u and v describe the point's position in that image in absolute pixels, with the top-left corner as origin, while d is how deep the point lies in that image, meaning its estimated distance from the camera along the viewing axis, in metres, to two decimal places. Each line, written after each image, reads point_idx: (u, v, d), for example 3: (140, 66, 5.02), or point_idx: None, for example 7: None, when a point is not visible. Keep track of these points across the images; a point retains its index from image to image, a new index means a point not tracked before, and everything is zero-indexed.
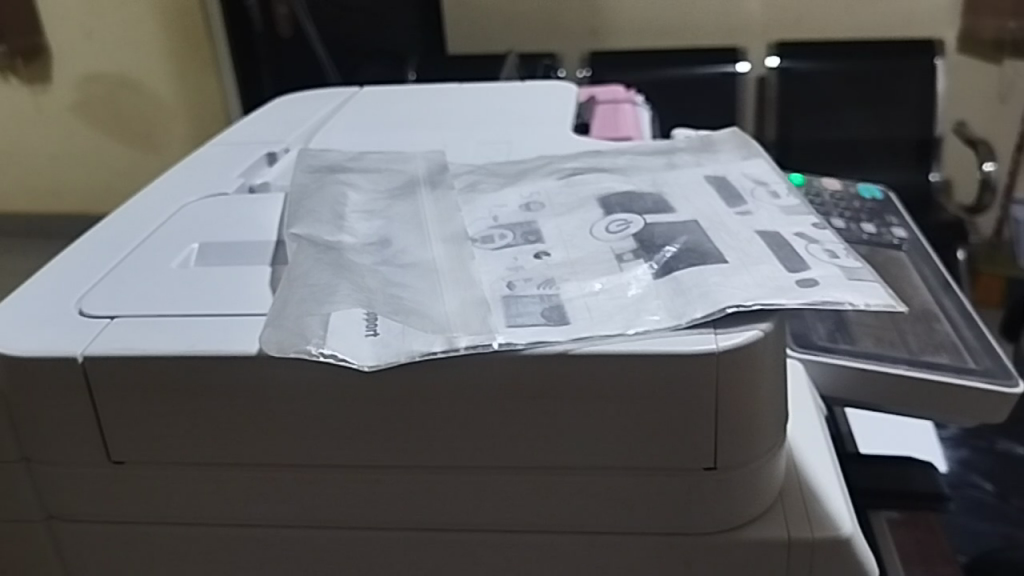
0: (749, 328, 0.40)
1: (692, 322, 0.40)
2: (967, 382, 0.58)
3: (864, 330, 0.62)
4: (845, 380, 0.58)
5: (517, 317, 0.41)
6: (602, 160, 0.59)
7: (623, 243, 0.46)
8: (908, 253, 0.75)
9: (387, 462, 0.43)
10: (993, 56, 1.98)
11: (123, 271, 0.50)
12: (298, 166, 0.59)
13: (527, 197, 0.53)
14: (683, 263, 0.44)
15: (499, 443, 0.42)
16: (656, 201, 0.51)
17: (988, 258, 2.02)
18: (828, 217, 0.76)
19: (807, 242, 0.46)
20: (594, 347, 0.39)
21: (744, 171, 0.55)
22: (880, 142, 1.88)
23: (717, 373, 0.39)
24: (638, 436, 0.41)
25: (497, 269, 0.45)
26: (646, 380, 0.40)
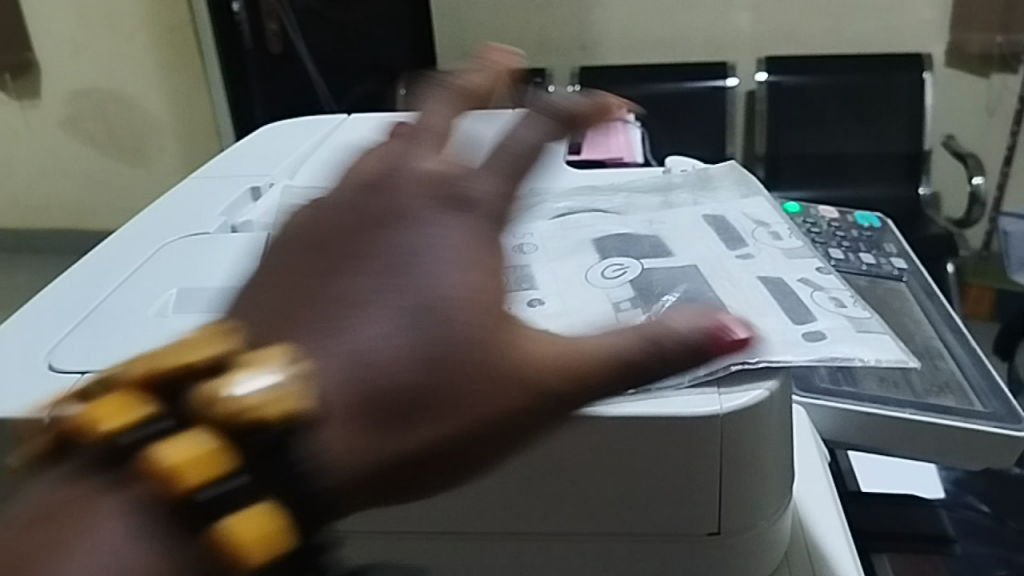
0: (755, 386, 0.38)
1: (694, 381, 0.38)
2: (974, 426, 0.56)
3: (867, 369, 0.60)
4: (848, 423, 0.56)
5: None
6: (597, 197, 0.57)
7: (618, 291, 0.44)
8: (909, 285, 0.73)
9: (368, 529, 0.41)
10: (981, 70, 1.97)
11: (102, 321, 0.48)
12: (282, 207, 0.57)
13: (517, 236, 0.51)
14: (684, 314, 0.42)
15: (488, 508, 0.40)
16: (654, 245, 0.49)
17: (978, 271, 1.99)
18: (827, 248, 0.75)
19: (811, 291, 0.44)
20: (591, 408, 0.38)
21: (744, 211, 0.54)
22: (869, 156, 1.87)
23: (721, 434, 0.37)
24: (639, 500, 0.39)
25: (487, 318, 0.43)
26: (647, 442, 0.38)
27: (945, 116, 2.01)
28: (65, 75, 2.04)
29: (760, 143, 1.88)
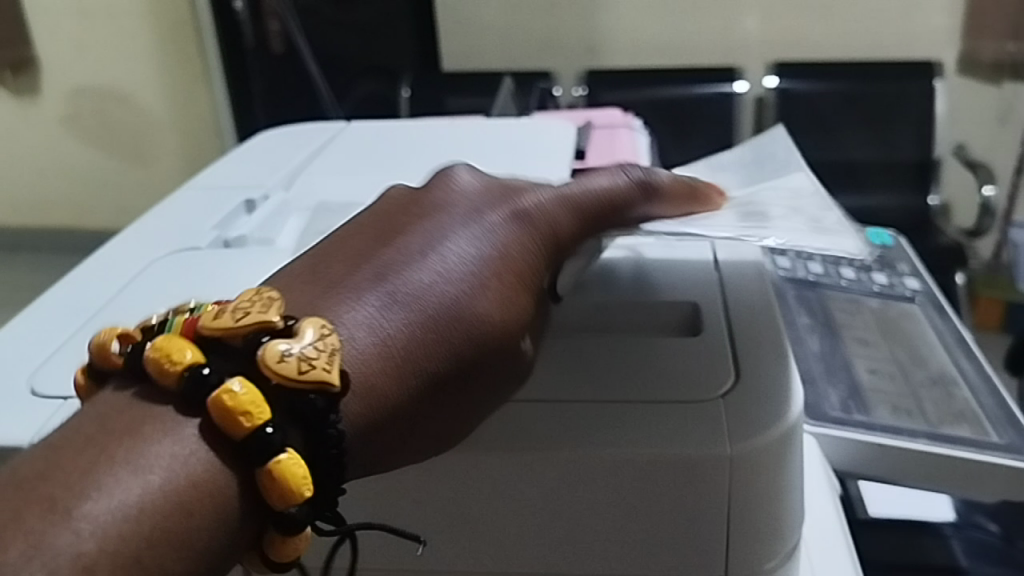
0: (760, 432, 0.40)
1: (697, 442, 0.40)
2: (990, 458, 0.54)
3: (878, 397, 0.58)
4: (860, 455, 0.54)
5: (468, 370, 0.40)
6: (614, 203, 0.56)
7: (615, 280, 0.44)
8: (921, 306, 0.71)
9: (407, 566, 0.44)
10: (993, 78, 1.95)
11: (97, 330, 0.47)
12: (307, 231, 0.56)
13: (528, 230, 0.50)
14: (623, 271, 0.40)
15: (510, 548, 0.42)
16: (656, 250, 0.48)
17: (987, 282, 1.95)
18: (838, 267, 0.73)
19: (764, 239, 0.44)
20: (604, 452, 0.40)
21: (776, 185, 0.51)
22: (878, 164, 1.84)
23: (730, 477, 0.40)
24: (652, 547, 0.42)
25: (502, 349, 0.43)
26: (664, 485, 0.40)
27: (956, 124, 1.99)
28: (67, 74, 2.02)
29: None
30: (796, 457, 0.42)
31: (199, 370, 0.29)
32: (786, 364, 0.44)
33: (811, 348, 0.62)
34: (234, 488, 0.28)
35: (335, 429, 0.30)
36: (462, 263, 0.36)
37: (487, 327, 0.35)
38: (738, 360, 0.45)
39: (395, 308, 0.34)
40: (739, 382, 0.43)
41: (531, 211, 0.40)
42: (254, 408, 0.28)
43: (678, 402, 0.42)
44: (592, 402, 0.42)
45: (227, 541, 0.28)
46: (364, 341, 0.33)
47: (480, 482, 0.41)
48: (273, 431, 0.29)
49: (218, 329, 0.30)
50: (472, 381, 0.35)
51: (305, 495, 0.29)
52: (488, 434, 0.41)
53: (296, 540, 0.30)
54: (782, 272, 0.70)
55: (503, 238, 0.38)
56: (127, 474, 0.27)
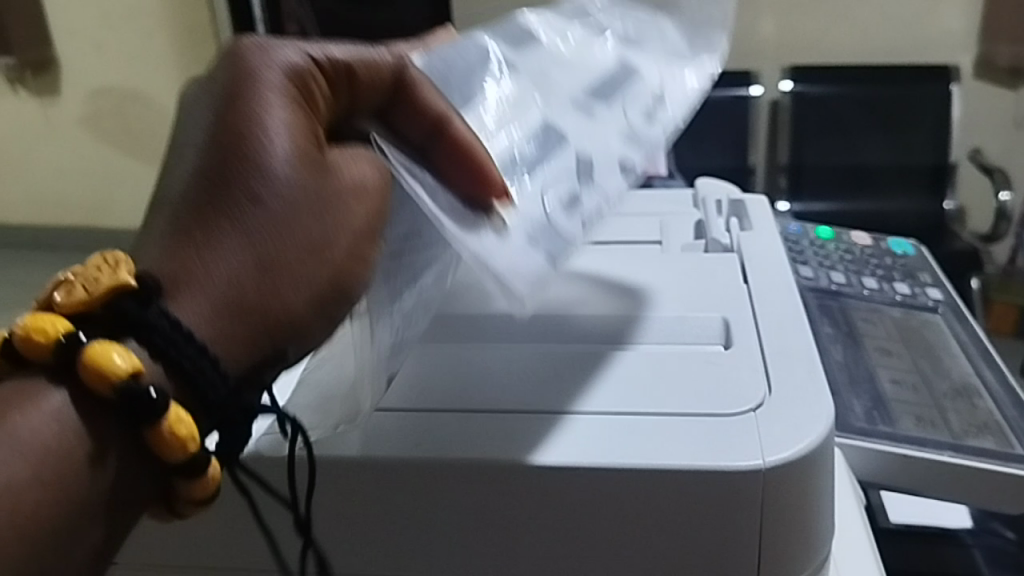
0: (794, 448, 0.41)
1: (734, 460, 0.40)
2: (1015, 471, 0.55)
3: (903, 408, 0.59)
4: (885, 466, 0.55)
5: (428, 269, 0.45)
6: (587, 50, 0.54)
7: (559, 160, 0.46)
8: (943, 316, 0.71)
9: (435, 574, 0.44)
10: (1008, 83, 1.95)
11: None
12: None
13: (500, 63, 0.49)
14: (538, 233, 0.42)
15: (541, 558, 0.43)
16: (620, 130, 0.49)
17: (1002, 287, 1.88)
18: (861, 277, 0.73)
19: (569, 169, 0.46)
20: (641, 467, 0.41)
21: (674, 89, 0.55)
22: (893, 169, 1.84)
23: (763, 491, 0.40)
24: (687, 561, 0.42)
25: (545, 378, 0.47)
26: (701, 500, 0.41)
27: (971, 129, 1.99)
28: (84, 76, 2.01)
29: (783, 153, 1.86)
30: (828, 471, 0.43)
31: (69, 335, 0.34)
32: (817, 378, 0.46)
33: (836, 358, 0.62)
34: (119, 440, 0.34)
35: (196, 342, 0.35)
36: (262, 134, 0.39)
37: (314, 184, 0.39)
38: (768, 375, 0.46)
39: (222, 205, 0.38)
40: (772, 398, 0.44)
41: (301, 60, 0.41)
42: (129, 368, 0.33)
43: (715, 417, 0.43)
44: (634, 417, 0.43)
45: (106, 466, 0.34)
46: (222, 254, 0.37)
47: (516, 492, 0.42)
48: (157, 394, 0.34)
49: (75, 305, 0.35)
50: (338, 223, 0.39)
51: (188, 449, 0.35)
52: (527, 446, 0.42)
53: (202, 466, 0.36)
54: (806, 280, 0.70)
55: (286, 95, 0.40)
56: (6, 427, 0.33)
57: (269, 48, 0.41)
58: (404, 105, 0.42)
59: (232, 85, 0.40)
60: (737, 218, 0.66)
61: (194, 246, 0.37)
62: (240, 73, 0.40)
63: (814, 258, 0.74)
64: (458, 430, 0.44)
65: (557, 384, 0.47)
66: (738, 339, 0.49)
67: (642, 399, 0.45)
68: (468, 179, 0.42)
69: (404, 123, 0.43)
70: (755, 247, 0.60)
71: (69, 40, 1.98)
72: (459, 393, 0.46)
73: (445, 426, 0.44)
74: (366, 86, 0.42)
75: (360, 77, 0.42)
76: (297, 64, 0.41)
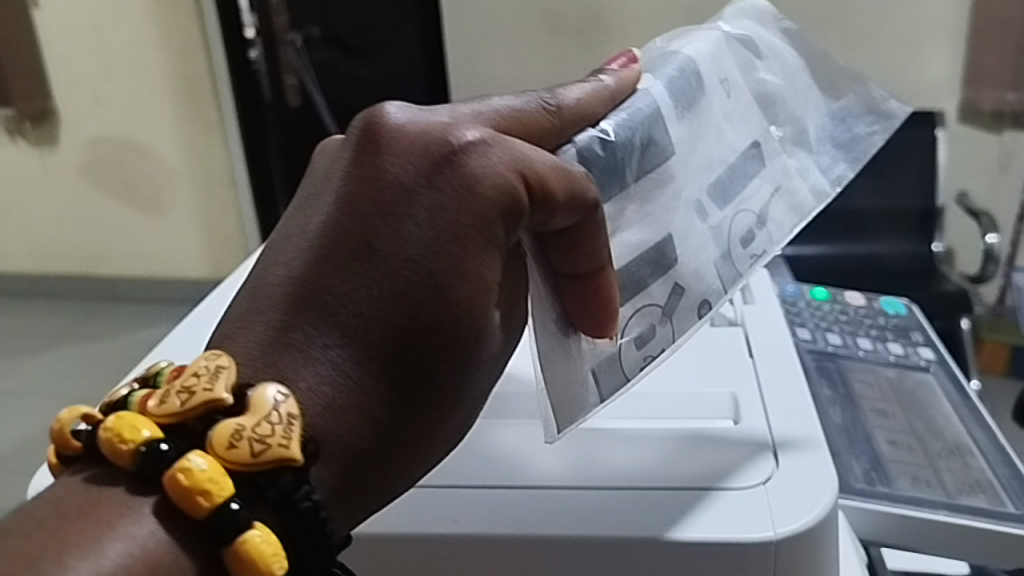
0: (806, 519, 0.44)
1: (750, 537, 0.44)
2: (1007, 528, 0.58)
3: (899, 467, 0.62)
4: (884, 525, 0.58)
5: (642, 343, 0.46)
6: (731, 113, 0.51)
7: (656, 292, 0.46)
8: (935, 374, 0.75)
9: None
10: (992, 127, 1.98)
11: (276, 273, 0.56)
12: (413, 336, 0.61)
13: (666, 132, 0.47)
14: (607, 371, 0.45)
15: None
16: (718, 250, 0.49)
17: (992, 325, 1.90)
18: (856, 338, 0.77)
19: (723, 259, 0.49)
20: (661, 534, 0.44)
21: (808, 179, 0.53)
22: (883, 213, 1.78)
23: (775, 559, 0.44)
24: None
25: (571, 456, 0.51)
26: (718, 565, 0.44)
27: (957, 172, 2.03)
28: (82, 125, 2.10)
29: None
30: (829, 539, 0.46)
31: (227, 506, 0.34)
32: (823, 451, 0.49)
33: (835, 419, 0.66)
34: (190, 567, 0.34)
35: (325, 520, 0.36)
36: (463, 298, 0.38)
37: (440, 311, 0.37)
38: (776, 451, 0.50)
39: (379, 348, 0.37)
40: (779, 472, 0.48)
41: (516, 183, 0.39)
42: (276, 569, 0.34)
43: (728, 491, 0.47)
44: (658, 489, 0.47)
45: None
46: (323, 368, 0.37)
47: (537, 557, 0.45)
48: (237, 506, 0.34)
49: (238, 463, 0.35)
50: (474, 390, 0.40)
51: (272, 562, 0.34)
52: (553, 518, 0.46)
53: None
54: (804, 342, 0.74)
55: (488, 235, 0.38)
56: (93, 554, 0.33)
57: (481, 153, 0.38)
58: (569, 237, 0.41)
59: (431, 211, 0.37)
60: (739, 290, 0.71)
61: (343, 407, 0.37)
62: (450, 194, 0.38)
63: (811, 320, 0.78)
64: (495, 504, 0.47)
65: (544, 460, 0.50)
66: (746, 417, 0.54)
67: (665, 473, 0.48)
68: (586, 318, 0.43)
69: (572, 259, 0.42)
70: (758, 321, 0.65)
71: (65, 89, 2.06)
72: (494, 469, 0.50)
73: (476, 501, 0.47)
74: (556, 216, 0.40)
75: (553, 189, 0.39)
76: (516, 193, 0.39)
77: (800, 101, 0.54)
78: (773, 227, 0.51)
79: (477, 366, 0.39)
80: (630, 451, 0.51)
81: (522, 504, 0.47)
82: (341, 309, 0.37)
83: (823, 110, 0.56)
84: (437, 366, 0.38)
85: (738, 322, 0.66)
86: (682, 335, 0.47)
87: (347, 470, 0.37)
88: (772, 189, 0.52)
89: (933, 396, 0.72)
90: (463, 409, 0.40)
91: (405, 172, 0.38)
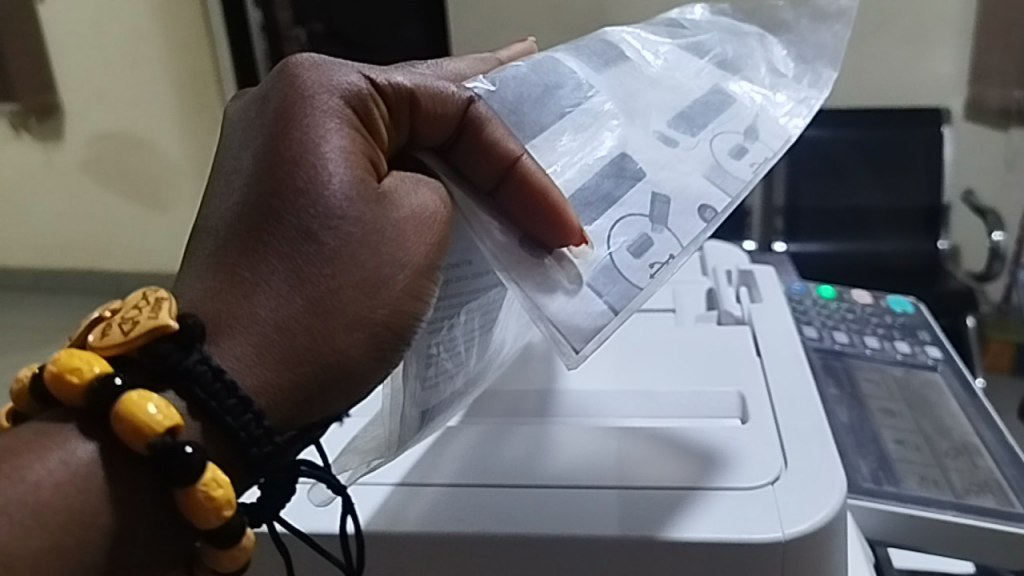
0: (813, 519, 0.44)
1: (758, 538, 0.43)
2: (1014, 528, 0.58)
3: (906, 467, 0.62)
4: (890, 525, 0.57)
5: (641, 249, 0.44)
6: (665, 74, 0.55)
7: (634, 205, 0.46)
8: (943, 374, 0.74)
9: None
10: (998, 125, 1.98)
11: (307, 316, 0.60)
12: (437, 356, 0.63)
13: (590, 87, 0.51)
14: (603, 279, 0.43)
15: None
16: (709, 163, 0.49)
17: (997, 324, 1.86)
18: (863, 336, 0.76)
19: (716, 170, 0.48)
20: (670, 534, 0.44)
21: (779, 104, 0.55)
22: (888, 211, 1.77)
23: (783, 560, 0.43)
24: None
25: (579, 448, 0.51)
26: (726, 566, 0.44)
27: (962, 172, 2.03)
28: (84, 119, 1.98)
29: (779, 193, 1.76)
30: (837, 542, 0.46)
31: (102, 377, 0.36)
32: (829, 450, 0.49)
33: (841, 418, 0.66)
34: (100, 464, 0.36)
35: (239, 394, 0.37)
36: (323, 159, 0.40)
37: (329, 192, 0.40)
38: (784, 451, 0.50)
39: (255, 219, 0.40)
40: (786, 471, 0.48)
41: (362, 83, 0.43)
42: (167, 425, 0.35)
43: (729, 490, 0.46)
44: (664, 488, 0.47)
45: (115, 511, 0.35)
46: (240, 282, 0.39)
47: (544, 557, 0.45)
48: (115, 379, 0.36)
49: (113, 346, 0.37)
50: (386, 262, 0.41)
51: (151, 408, 0.35)
52: (558, 518, 0.46)
53: (234, 538, 0.37)
54: (811, 341, 0.74)
55: (343, 119, 0.42)
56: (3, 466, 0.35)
57: (334, 72, 0.43)
58: (467, 139, 0.44)
59: (282, 107, 0.42)
60: (747, 288, 0.71)
61: (237, 277, 0.39)
62: (295, 91, 0.42)
63: (818, 318, 0.77)
64: (498, 503, 0.47)
65: (545, 459, 0.50)
66: (753, 415, 0.53)
67: (673, 471, 0.48)
68: (536, 224, 0.43)
69: (475, 171, 0.44)
70: (765, 319, 0.65)
71: (70, 82, 1.94)
72: (495, 467, 0.50)
73: (480, 501, 0.47)
74: (428, 117, 0.44)
75: (425, 100, 0.43)
76: (362, 89, 0.43)
77: (752, 50, 0.59)
78: (763, 144, 0.51)
79: (391, 248, 0.41)
80: (637, 448, 0.51)
81: (525, 501, 0.47)
82: (243, 223, 0.40)
83: (782, 51, 0.59)
84: (340, 246, 0.40)
85: (746, 320, 0.66)
86: (695, 239, 0.45)
87: (282, 372, 0.39)
88: (750, 120, 0.53)
89: (940, 395, 0.72)
90: (381, 278, 0.40)
91: (279, 102, 0.42)
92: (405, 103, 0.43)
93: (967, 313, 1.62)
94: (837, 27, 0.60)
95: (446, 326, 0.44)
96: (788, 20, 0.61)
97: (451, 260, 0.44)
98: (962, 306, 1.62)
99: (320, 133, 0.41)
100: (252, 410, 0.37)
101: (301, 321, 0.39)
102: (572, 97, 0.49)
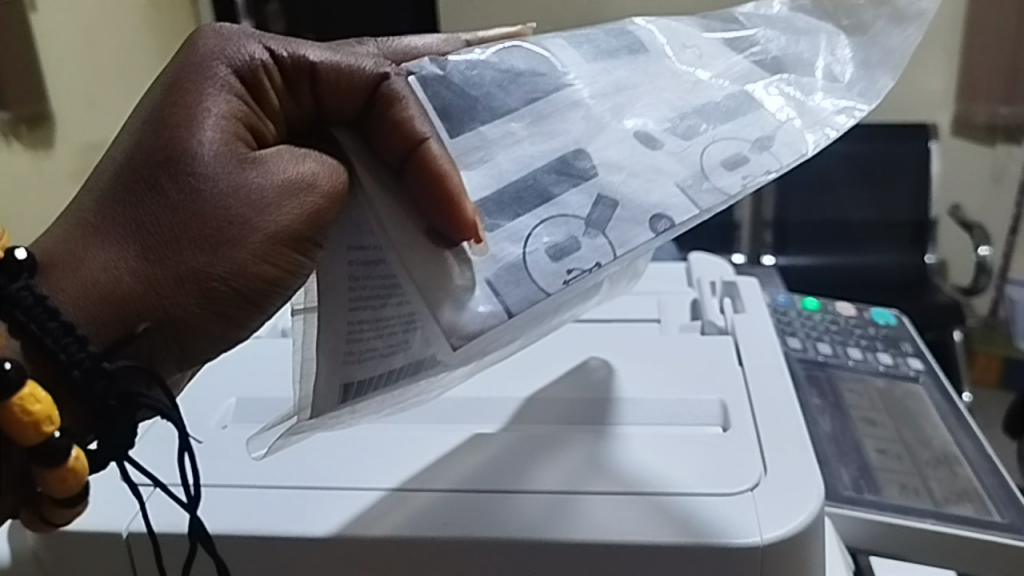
0: (789, 522, 0.45)
1: (737, 542, 0.44)
2: (992, 537, 0.59)
3: (886, 476, 0.63)
4: (870, 532, 0.58)
5: (560, 253, 0.41)
6: (679, 73, 0.54)
7: (572, 206, 0.44)
8: (924, 385, 0.75)
9: None
10: (986, 141, 2.00)
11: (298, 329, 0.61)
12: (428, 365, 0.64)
13: (563, 77, 0.50)
14: (505, 278, 0.41)
15: None
16: (692, 169, 0.46)
17: (984, 338, 1.78)
18: (845, 347, 0.77)
19: (698, 179, 0.46)
20: (655, 539, 0.45)
21: (804, 114, 0.52)
22: (876, 223, 1.78)
23: (761, 563, 0.44)
24: None
25: (568, 455, 0.52)
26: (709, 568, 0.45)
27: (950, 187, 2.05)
28: None
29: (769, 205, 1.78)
30: (817, 547, 0.47)
31: None
32: (807, 460, 0.50)
33: (824, 428, 0.66)
34: None
35: (62, 318, 0.40)
36: (191, 119, 0.43)
37: (185, 147, 0.42)
38: (764, 459, 0.50)
39: (117, 169, 0.43)
40: (767, 477, 0.49)
41: (263, 56, 0.46)
42: None
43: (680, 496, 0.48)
44: (653, 494, 0.48)
45: None
46: (90, 223, 0.43)
47: (535, 560, 0.46)
48: None
49: None
50: (236, 219, 0.42)
51: None
52: (545, 522, 0.46)
53: (60, 456, 0.40)
54: (795, 352, 0.75)
55: (227, 87, 0.44)
56: None
57: (240, 43, 0.46)
58: (376, 113, 0.44)
59: (179, 70, 0.45)
60: (730, 298, 0.72)
61: (89, 220, 0.43)
62: (190, 57, 0.45)
63: (801, 330, 0.78)
64: (482, 505, 0.48)
65: (527, 464, 0.51)
66: (735, 422, 0.54)
67: (636, 476, 0.49)
68: (435, 205, 0.43)
69: (385, 144, 0.44)
70: (746, 330, 0.66)
71: None
72: (480, 474, 0.50)
73: (466, 506, 0.48)
74: (330, 90, 0.45)
75: (327, 74, 0.45)
76: (257, 63, 0.45)
77: (803, 50, 0.56)
78: (770, 156, 0.48)
79: (244, 207, 0.42)
80: (620, 456, 0.51)
81: (511, 503, 0.48)
82: (108, 172, 0.44)
83: (844, 56, 0.56)
84: (182, 200, 0.42)
85: (729, 331, 0.67)
86: (627, 250, 0.42)
87: (115, 315, 0.41)
88: (770, 132, 0.50)
89: (921, 405, 0.73)
90: (224, 236, 0.42)
91: (178, 65, 0.45)
92: (304, 76, 0.45)
93: (953, 327, 1.62)
94: (911, 31, 0.56)
95: (377, 303, 0.44)
96: (865, 20, 0.57)
97: (352, 242, 0.45)
98: (948, 318, 1.62)
99: (196, 95, 0.44)
100: (74, 334, 0.40)
101: (136, 266, 0.41)
102: (542, 88, 0.49)
